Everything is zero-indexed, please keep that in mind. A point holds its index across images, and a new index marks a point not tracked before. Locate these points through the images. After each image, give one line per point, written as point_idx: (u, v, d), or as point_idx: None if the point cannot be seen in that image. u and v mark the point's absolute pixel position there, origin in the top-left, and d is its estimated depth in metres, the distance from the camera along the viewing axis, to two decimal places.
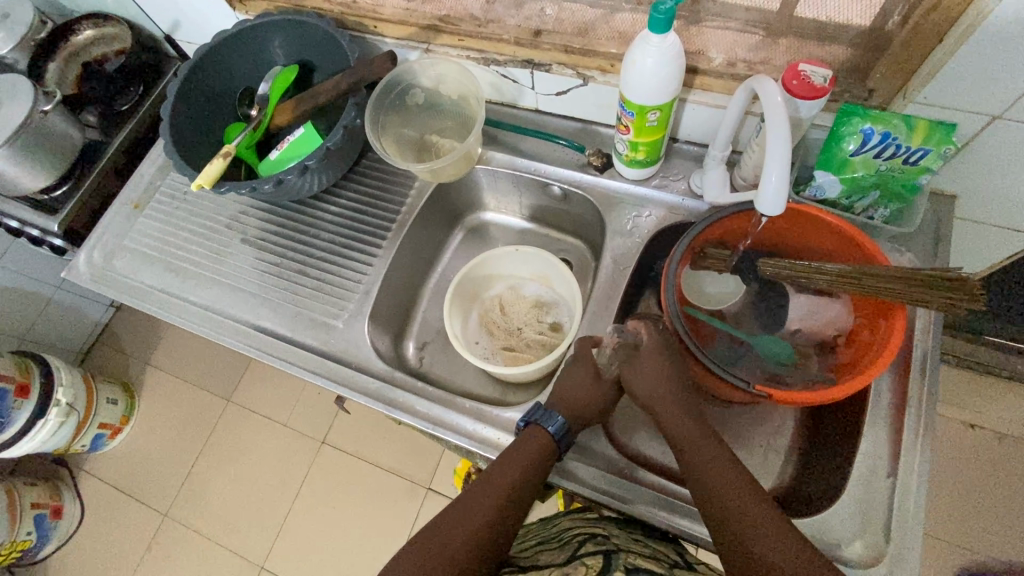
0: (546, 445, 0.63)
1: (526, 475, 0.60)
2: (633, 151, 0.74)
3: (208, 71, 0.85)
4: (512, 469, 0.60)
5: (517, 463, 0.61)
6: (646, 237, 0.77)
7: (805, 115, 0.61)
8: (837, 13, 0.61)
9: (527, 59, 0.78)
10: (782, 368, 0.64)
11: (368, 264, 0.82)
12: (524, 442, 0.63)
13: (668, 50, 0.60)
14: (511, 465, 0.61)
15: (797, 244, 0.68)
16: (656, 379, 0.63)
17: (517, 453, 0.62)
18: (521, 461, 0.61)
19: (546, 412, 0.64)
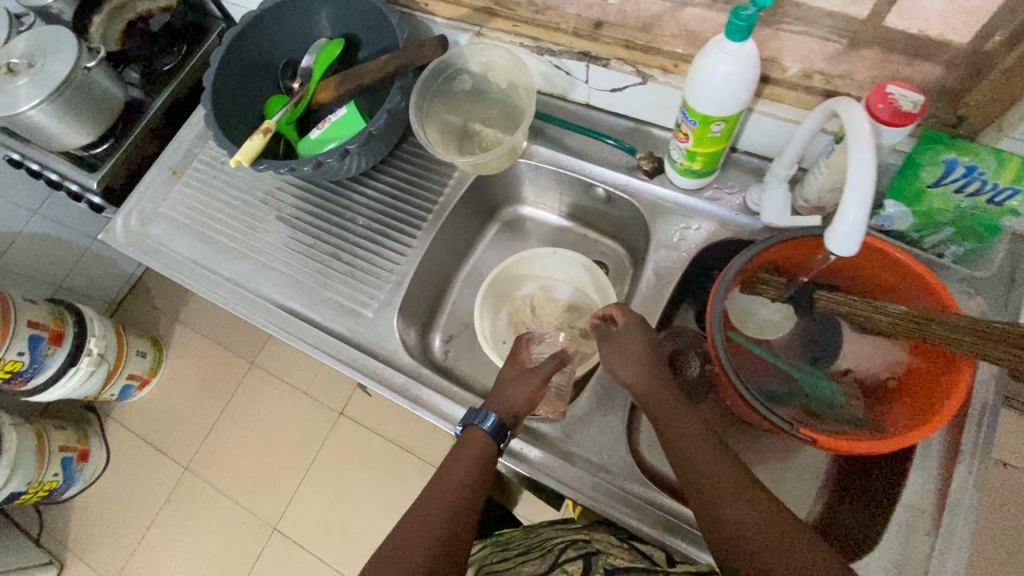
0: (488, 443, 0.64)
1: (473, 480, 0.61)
2: (689, 161, 0.69)
3: (252, 40, 0.83)
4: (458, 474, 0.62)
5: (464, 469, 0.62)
6: (692, 252, 0.74)
7: (886, 142, 0.56)
8: (931, 27, 0.54)
9: (584, 51, 0.73)
10: (830, 409, 0.60)
11: (401, 253, 0.81)
12: (466, 444, 0.64)
13: (744, 60, 0.55)
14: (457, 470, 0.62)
15: (861, 275, 0.63)
16: (632, 361, 0.64)
17: (461, 457, 0.63)
18: (466, 464, 0.62)
19: (480, 411, 0.65)
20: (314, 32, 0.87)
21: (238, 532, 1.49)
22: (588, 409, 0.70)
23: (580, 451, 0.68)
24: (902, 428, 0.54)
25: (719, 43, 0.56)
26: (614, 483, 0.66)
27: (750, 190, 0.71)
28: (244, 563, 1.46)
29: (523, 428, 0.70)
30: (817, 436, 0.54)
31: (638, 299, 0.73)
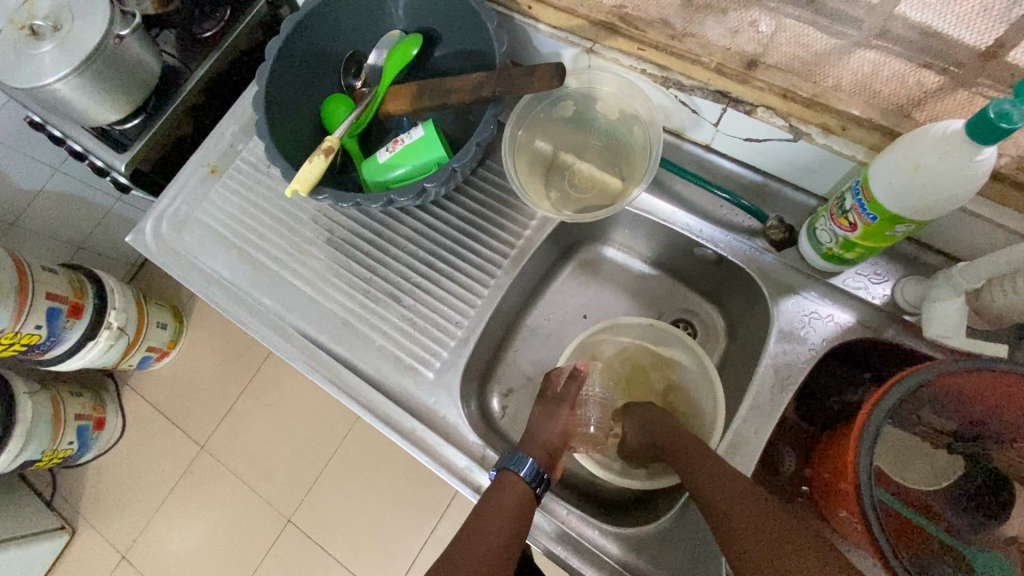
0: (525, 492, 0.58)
1: (508, 533, 0.54)
2: (840, 249, 0.57)
3: (314, 29, 0.69)
4: (493, 524, 0.55)
5: (496, 518, 0.55)
6: (822, 349, 0.62)
7: None
8: None
9: (723, 91, 0.59)
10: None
11: (470, 303, 0.70)
12: (498, 489, 0.58)
13: (976, 165, 0.42)
14: (490, 518, 0.55)
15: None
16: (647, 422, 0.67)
17: (493, 504, 0.57)
18: (501, 515, 0.55)
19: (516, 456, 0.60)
20: (386, 22, 0.73)
21: (252, 519, 1.45)
22: (676, 527, 0.60)
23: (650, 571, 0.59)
24: None
25: (951, 135, 0.42)
26: None
27: (904, 284, 0.60)
28: (257, 551, 1.43)
29: (593, 539, 0.61)
30: None
31: (749, 399, 0.62)
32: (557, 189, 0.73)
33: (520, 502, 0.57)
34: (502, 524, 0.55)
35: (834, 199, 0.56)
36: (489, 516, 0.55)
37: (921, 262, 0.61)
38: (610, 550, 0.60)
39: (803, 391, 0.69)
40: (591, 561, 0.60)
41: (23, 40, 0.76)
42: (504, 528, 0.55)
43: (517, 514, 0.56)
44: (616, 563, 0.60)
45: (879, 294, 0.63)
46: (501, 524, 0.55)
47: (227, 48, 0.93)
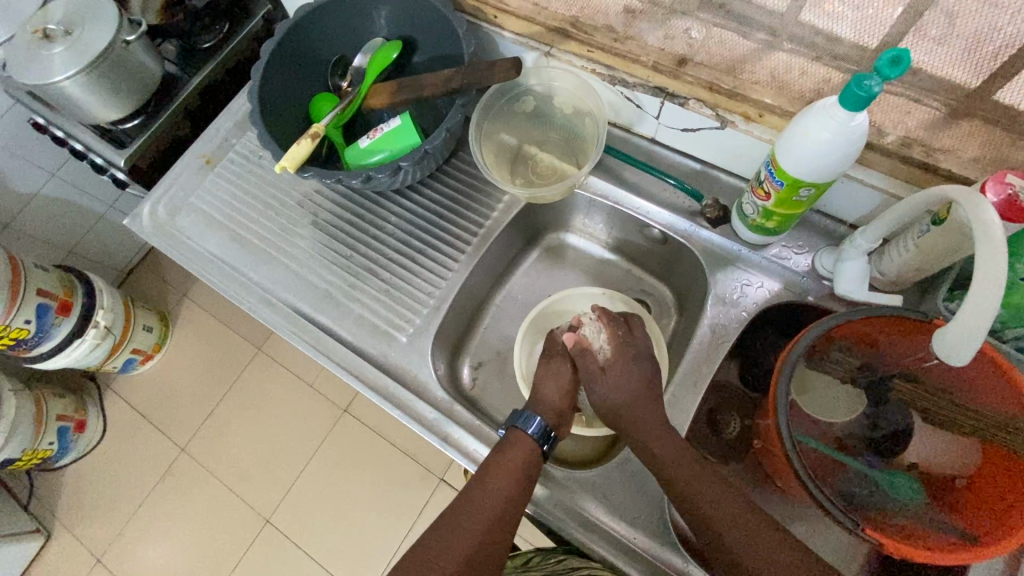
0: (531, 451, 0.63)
1: (512, 489, 0.60)
2: (763, 219, 0.66)
3: (305, 35, 0.78)
4: (501, 478, 0.60)
5: (502, 473, 0.61)
6: (753, 311, 0.70)
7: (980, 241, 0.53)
8: (940, 68, 0.53)
9: (661, 86, 0.68)
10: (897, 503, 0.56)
11: (442, 276, 0.77)
12: (505, 447, 0.63)
13: (852, 129, 0.51)
14: (495, 473, 0.61)
15: (937, 380, 0.58)
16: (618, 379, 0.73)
17: (501, 459, 0.62)
18: (508, 470, 0.61)
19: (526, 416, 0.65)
20: (370, 30, 0.82)
21: (230, 521, 1.43)
22: (624, 472, 0.66)
23: (604, 510, 0.65)
24: (985, 529, 0.50)
25: (830, 108, 0.51)
26: (643, 552, 0.63)
27: (821, 254, 0.68)
28: (234, 551, 1.41)
29: (550, 483, 0.67)
30: (884, 539, 0.50)
31: (688, 355, 0.70)
32: (521, 177, 0.81)
33: (526, 459, 0.62)
34: (509, 480, 0.60)
35: (754, 176, 0.65)
36: (496, 472, 0.61)
37: (836, 235, 0.70)
38: (567, 491, 0.66)
39: (742, 356, 0.76)
40: (549, 503, 0.66)
41: (36, 43, 0.83)
42: (509, 484, 0.60)
43: (523, 472, 0.61)
44: (574, 504, 0.65)
45: (803, 263, 0.70)
46: (509, 476, 0.60)
47: (225, 57, 1.01)
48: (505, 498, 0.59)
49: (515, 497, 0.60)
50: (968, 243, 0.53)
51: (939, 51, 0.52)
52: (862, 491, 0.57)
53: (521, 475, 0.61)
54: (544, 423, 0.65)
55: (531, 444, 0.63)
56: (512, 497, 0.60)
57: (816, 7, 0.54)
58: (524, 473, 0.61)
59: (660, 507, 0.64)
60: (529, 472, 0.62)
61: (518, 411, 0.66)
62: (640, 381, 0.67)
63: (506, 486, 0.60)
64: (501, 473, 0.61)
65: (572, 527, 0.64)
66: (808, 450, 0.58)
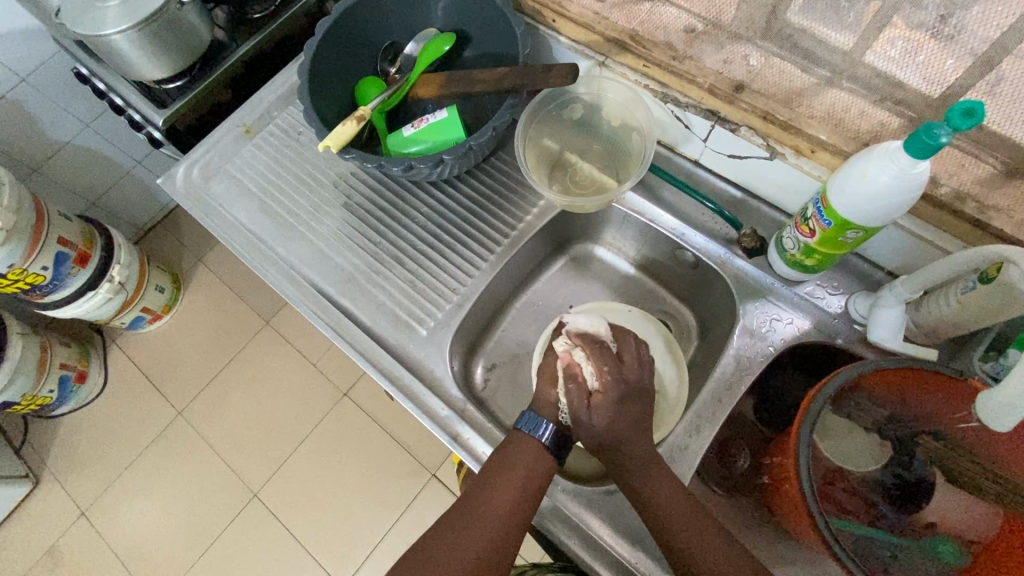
0: (540, 453, 0.61)
1: (524, 492, 0.58)
2: (802, 255, 0.65)
3: (361, 17, 0.78)
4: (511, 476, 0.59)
5: (510, 478, 0.59)
6: (780, 348, 0.70)
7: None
8: (1006, 123, 0.51)
9: (713, 110, 0.67)
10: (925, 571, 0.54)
11: (467, 273, 0.77)
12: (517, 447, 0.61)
13: (911, 177, 0.50)
14: (500, 477, 0.59)
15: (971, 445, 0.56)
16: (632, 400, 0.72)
17: (514, 459, 0.60)
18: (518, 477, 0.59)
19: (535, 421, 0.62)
20: (425, 21, 0.82)
21: (218, 492, 1.40)
22: None
23: (607, 530, 0.64)
24: None
25: (892, 153, 0.50)
26: None
27: (855, 298, 0.67)
28: (219, 522, 1.38)
29: (556, 497, 0.65)
30: None
31: (709, 384, 0.69)
32: (559, 184, 0.81)
33: (541, 465, 0.60)
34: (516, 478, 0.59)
35: (799, 210, 0.64)
36: (507, 470, 0.59)
37: (873, 281, 0.69)
38: (573, 507, 0.65)
39: (760, 392, 0.75)
40: (554, 517, 0.65)
41: None
42: (519, 489, 0.58)
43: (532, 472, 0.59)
44: (579, 520, 0.64)
45: (836, 305, 0.70)
46: (522, 478, 0.59)
47: (274, 29, 1.00)
48: (512, 506, 0.57)
49: (521, 505, 0.58)
50: (1012, 307, 0.52)
51: (1008, 107, 0.50)
52: (884, 557, 0.55)
53: (531, 476, 0.59)
54: (557, 428, 0.62)
55: (540, 446, 0.61)
56: (518, 505, 0.58)
57: (880, 52, 0.53)
58: (534, 474, 0.60)
59: (668, 538, 0.63)
60: (540, 476, 0.60)
61: (527, 414, 0.63)
62: (657, 411, 0.65)
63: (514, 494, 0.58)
64: (514, 474, 0.59)
65: (576, 544, 0.63)
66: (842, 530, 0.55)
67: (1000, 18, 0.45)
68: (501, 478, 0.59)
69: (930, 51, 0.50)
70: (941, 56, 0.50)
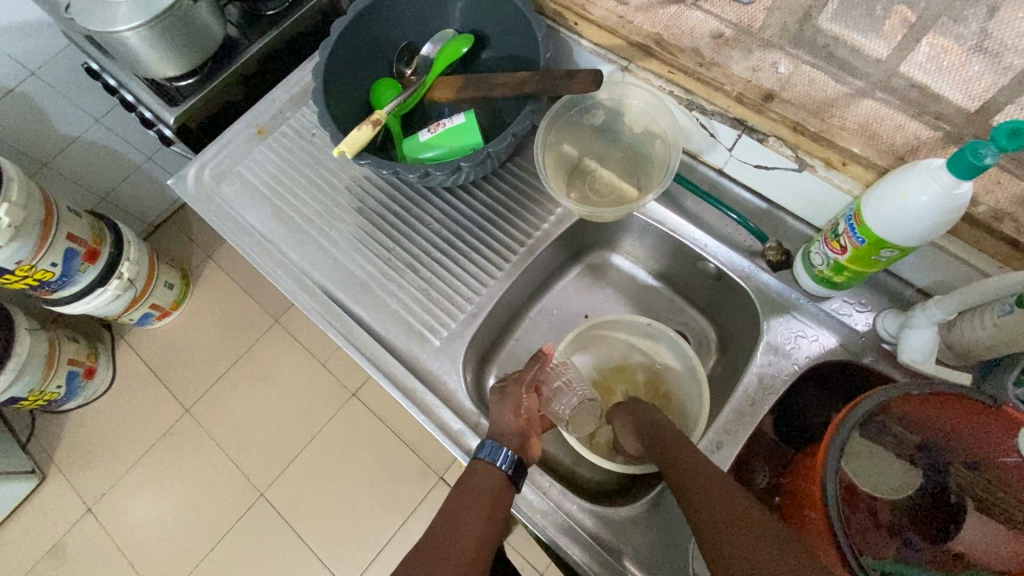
0: (502, 483, 0.59)
1: (488, 520, 0.56)
2: (831, 272, 0.63)
3: (378, 17, 0.76)
4: (474, 505, 0.57)
5: (476, 505, 0.57)
6: (805, 365, 0.68)
7: None
8: None
9: (740, 119, 0.65)
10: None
11: (482, 282, 0.75)
12: (474, 478, 0.60)
13: (955, 196, 0.48)
14: (467, 505, 0.57)
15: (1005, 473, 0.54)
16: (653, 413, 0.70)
17: (473, 489, 0.59)
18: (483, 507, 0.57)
19: (495, 448, 0.60)
20: (443, 22, 0.80)
21: (225, 490, 1.40)
22: (648, 514, 0.64)
23: (624, 549, 0.62)
24: None
25: (935, 171, 0.48)
26: None
27: (884, 315, 0.65)
28: (225, 520, 1.37)
29: (572, 515, 0.64)
30: None
31: (730, 403, 0.66)
32: (577, 191, 0.79)
33: (501, 493, 0.59)
34: (481, 507, 0.57)
35: (829, 225, 0.62)
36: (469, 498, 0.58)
37: (902, 298, 0.67)
38: (588, 527, 0.63)
39: (780, 409, 0.73)
40: (569, 536, 0.63)
41: None
42: (485, 518, 0.56)
43: (494, 499, 0.58)
44: (595, 541, 0.63)
45: (863, 322, 0.67)
46: (485, 507, 0.57)
47: (287, 26, 0.98)
48: (479, 540, 0.55)
49: (486, 538, 0.56)
50: None
51: None
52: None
53: (493, 504, 0.58)
54: (515, 455, 0.60)
55: (502, 477, 0.59)
56: (486, 531, 0.56)
57: (914, 64, 0.51)
58: (497, 502, 0.58)
59: (685, 560, 0.61)
60: (502, 503, 0.58)
61: (485, 441, 0.61)
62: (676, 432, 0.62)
63: (480, 527, 0.55)
64: (475, 501, 0.57)
65: (591, 564, 0.62)
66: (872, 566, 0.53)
67: None
68: (466, 507, 0.57)
69: (973, 66, 0.48)
70: (982, 71, 0.48)
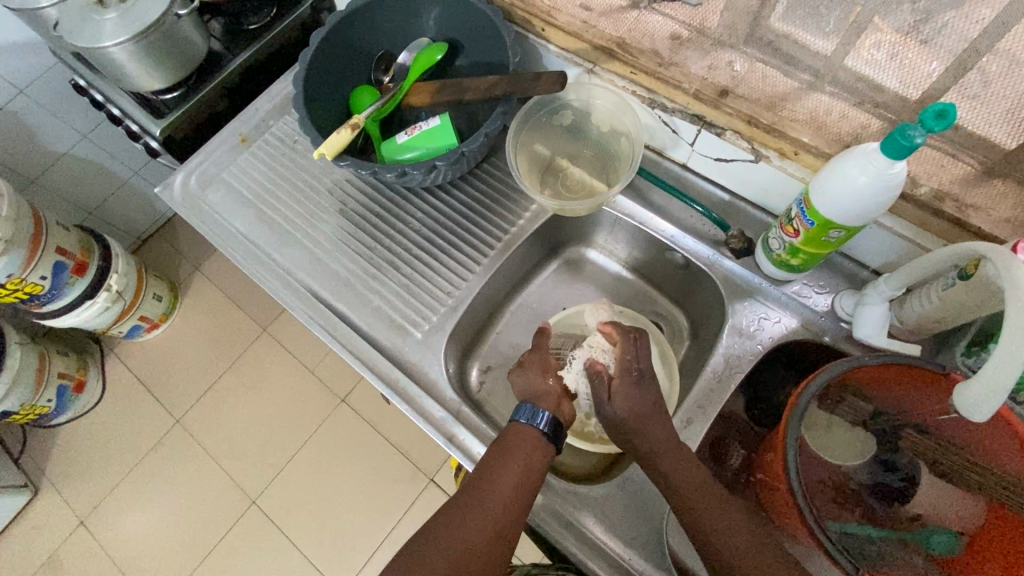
0: (536, 441, 0.62)
1: (521, 478, 0.59)
2: (789, 255, 0.66)
3: (355, 27, 0.80)
4: (508, 466, 0.59)
5: (508, 465, 0.59)
6: (768, 346, 0.71)
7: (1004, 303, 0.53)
8: (978, 123, 0.53)
9: (699, 115, 0.68)
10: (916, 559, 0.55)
11: (462, 277, 0.78)
12: (511, 438, 0.62)
13: (889, 177, 0.51)
14: (502, 463, 0.60)
15: (952, 436, 0.57)
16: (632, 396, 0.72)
17: (508, 449, 0.61)
18: (517, 463, 0.59)
19: (532, 411, 0.63)
20: (418, 31, 0.84)
21: (216, 500, 1.40)
22: (626, 491, 0.66)
23: (601, 526, 0.65)
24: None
25: (871, 154, 0.52)
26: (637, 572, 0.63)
27: (841, 296, 0.69)
28: (216, 531, 1.38)
29: (551, 496, 0.66)
30: None
31: (699, 382, 0.70)
32: (550, 188, 0.83)
33: (536, 453, 0.61)
34: (515, 466, 0.59)
35: (784, 212, 0.65)
36: (503, 458, 0.60)
37: (858, 279, 0.70)
38: (567, 506, 0.66)
39: (750, 390, 0.76)
40: (549, 516, 0.65)
41: (88, 8, 0.82)
42: (518, 476, 0.59)
43: (529, 459, 0.60)
44: (574, 519, 0.65)
45: (822, 303, 0.71)
46: (518, 466, 0.59)
47: (269, 39, 1.02)
48: (511, 497, 0.58)
49: (517, 494, 0.58)
50: (993, 301, 0.53)
51: (977, 108, 0.52)
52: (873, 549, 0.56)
53: (528, 464, 0.60)
54: (553, 416, 0.63)
55: (539, 436, 0.62)
56: (518, 491, 0.58)
57: (857, 54, 0.56)
58: (532, 462, 0.60)
59: (661, 535, 0.64)
60: (538, 463, 0.61)
61: (523, 404, 0.64)
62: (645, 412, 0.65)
63: (512, 482, 0.58)
64: (511, 461, 0.60)
65: (571, 541, 0.64)
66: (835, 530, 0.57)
67: (983, 14, 0.46)
68: (499, 466, 0.59)
69: (913, 52, 0.52)
70: (915, 56, 0.52)
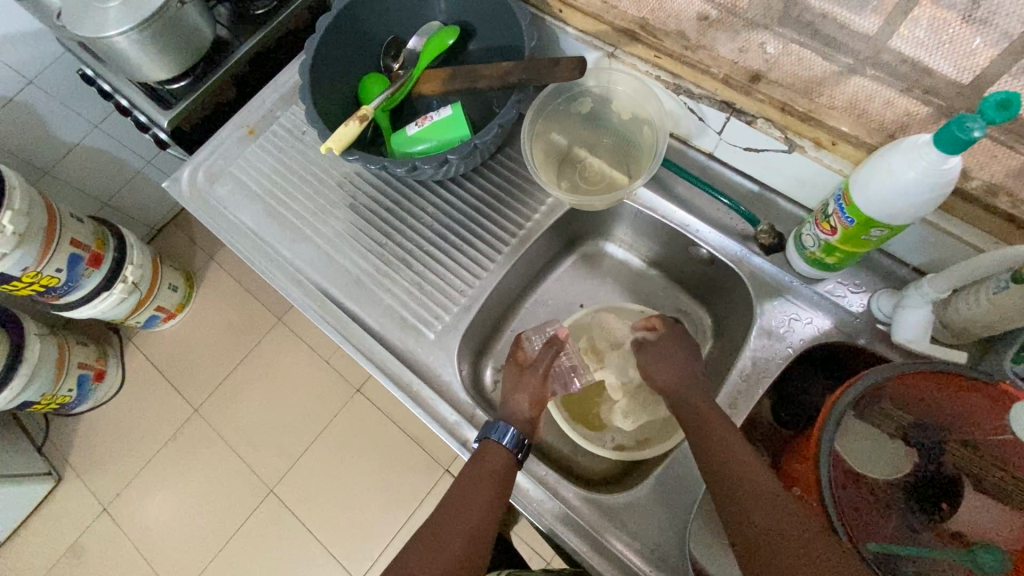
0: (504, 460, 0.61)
1: (491, 500, 0.58)
2: (822, 253, 0.62)
3: (363, 12, 0.76)
4: (477, 489, 0.58)
5: (478, 487, 0.58)
6: (799, 348, 0.68)
7: None
8: None
9: (728, 102, 0.64)
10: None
11: (476, 274, 0.75)
12: (481, 460, 0.61)
13: (941, 172, 0.47)
14: (473, 486, 0.59)
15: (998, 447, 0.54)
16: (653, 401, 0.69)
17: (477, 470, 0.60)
18: (485, 483, 0.59)
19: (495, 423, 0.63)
20: (429, 14, 0.80)
21: (235, 488, 1.42)
22: (646, 500, 0.64)
23: (620, 534, 0.63)
24: None
25: (921, 146, 0.48)
26: None
27: (879, 296, 0.65)
28: (235, 519, 1.39)
29: (568, 502, 0.64)
30: None
31: (725, 385, 0.67)
32: (568, 181, 0.79)
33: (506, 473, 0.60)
34: (484, 487, 0.58)
35: (819, 206, 0.61)
36: (474, 480, 0.59)
37: (897, 277, 0.66)
38: (585, 514, 0.64)
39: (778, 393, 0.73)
40: (566, 524, 0.64)
41: None
42: (489, 498, 0.58)
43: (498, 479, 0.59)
44: (592, 528, 0.63)
45: (858, 303, 0.67)
46: (486, 489, 0.58)
47: (277, 25, 0.98)
48: (481, 519, 0.57)
49: (487, 516, 0.58)
50: None
51: None
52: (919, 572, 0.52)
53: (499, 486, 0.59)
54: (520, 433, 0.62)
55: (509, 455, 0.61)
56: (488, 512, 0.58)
57: (905, 37, 0.49)
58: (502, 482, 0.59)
59: (684, 546, 0.62)
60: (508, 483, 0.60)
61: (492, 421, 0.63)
62: None
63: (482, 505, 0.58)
64: (482, 484, 0.59)
65: (588, 551, 0.63)
66: (871, 551, 0.53)
67: None
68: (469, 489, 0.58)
69: (961, 35, 0.46)
70: (968, 41, 0.46)
